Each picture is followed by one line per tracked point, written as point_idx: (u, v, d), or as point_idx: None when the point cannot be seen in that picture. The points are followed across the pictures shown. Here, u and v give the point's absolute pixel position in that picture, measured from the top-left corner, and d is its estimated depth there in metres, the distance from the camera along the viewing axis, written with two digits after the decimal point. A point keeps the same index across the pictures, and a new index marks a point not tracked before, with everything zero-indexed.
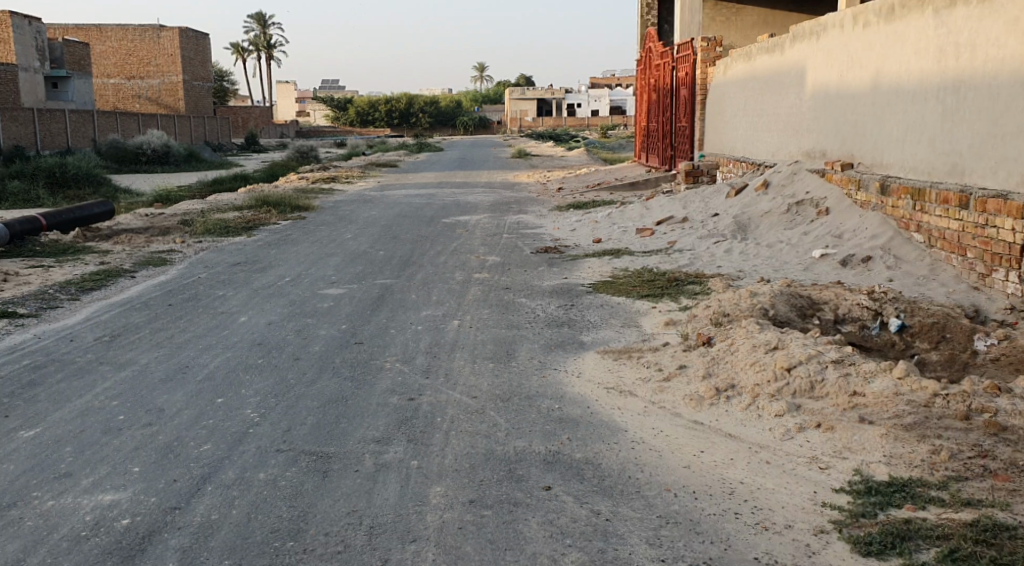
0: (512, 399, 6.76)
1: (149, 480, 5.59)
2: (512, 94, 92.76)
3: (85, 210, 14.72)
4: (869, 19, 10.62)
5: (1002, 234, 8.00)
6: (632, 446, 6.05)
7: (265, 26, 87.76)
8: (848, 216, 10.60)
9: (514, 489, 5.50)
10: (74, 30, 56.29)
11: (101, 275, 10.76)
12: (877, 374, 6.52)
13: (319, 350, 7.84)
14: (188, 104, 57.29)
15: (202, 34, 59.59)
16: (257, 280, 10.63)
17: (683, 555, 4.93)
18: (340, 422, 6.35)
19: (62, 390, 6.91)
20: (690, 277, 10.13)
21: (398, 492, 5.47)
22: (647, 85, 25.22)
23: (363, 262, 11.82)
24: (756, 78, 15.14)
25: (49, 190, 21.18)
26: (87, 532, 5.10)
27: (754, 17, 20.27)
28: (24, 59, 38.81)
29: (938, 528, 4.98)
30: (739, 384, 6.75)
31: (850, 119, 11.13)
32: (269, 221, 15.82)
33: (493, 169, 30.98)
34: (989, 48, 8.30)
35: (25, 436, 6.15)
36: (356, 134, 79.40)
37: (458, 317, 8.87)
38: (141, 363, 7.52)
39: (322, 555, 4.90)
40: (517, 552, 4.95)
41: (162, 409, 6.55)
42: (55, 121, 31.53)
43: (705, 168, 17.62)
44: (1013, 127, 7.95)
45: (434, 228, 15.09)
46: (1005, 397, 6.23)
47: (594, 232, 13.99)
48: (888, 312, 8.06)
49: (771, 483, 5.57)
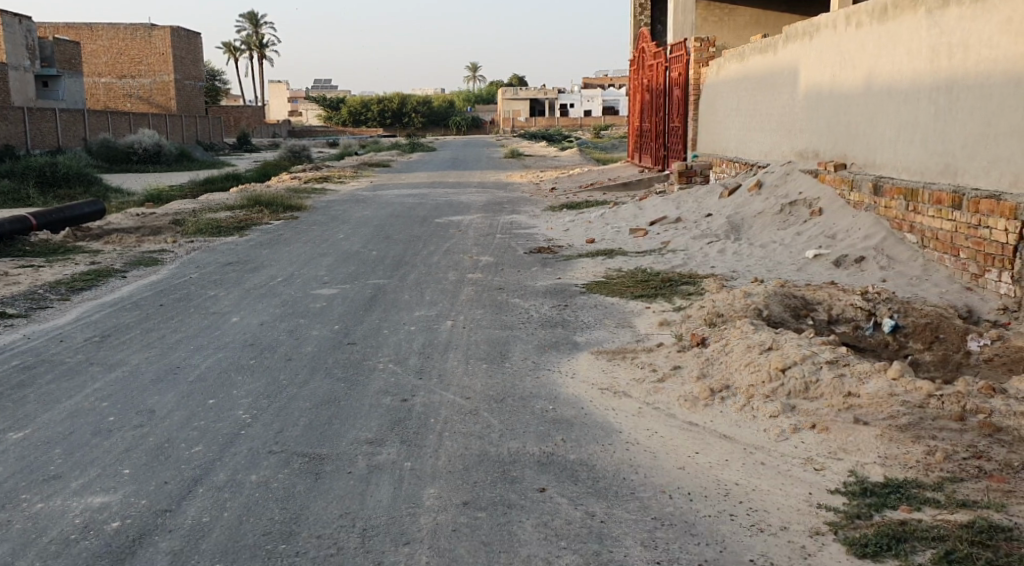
0: (506, 399, 6.73)
1: (139, 481, 5.54)
2: (506, 94, 94.40)
3: (76, 210, 14.59)
4: (861, 18, 10.61)
5: (994, 234, 7.99)
6: (626, 447, 6.02)
7: (258, 25, 87.57)
8: (841, 216, 10.60)
9: (508, 491, 5.47)
10: (65, 28, 55.73)
11: (92, 274, 10.70)
12: (873, 375, 6.50)
13: (312, 351, 7.79)
14: (181, 104, 57.19)
15: (195, 33, 59.40)
16: (250, 281, 10.57)
17: (679, 557, 4.90)
18: (333, 422, 6.32)
19: (52, 391, 6.86)
20: (685, 277, 10.10)
21: (392, 494, 5.43)
22: (640, 85, 25.21)
23: (356, 262, 11.79)
24: (750, 78, 15.09)
25: (40, 190, 21.03)
26: (76, 535, 5.05)
27: (747, 16, 20.07)
28: (14, 57, 38.45)
29: (934, 529, 4.96)
30: (735, 384, 6.73)
31: (844, 120, 11.10)
32: (261, 221, 15.73)
33: (487, 169, 31.02)
34: (982, 48, 8.30)
35: (15, 437, 6.11)
36: (348, 134, 79.42)
37: (451, 318, 8.82)
38: (131, 363, 7.46)
39: (315, 558, 4.87)
40: (512, 555, 4.92)
41: (153, 410, 6.49)
42: (47, 120, 31.30)
43: (699, 168, 17.55)
44: (1006, 127, 7.96)
45: (427, 228, 15.04)
46: (1000, 398, 6.22)
47: (587, 232, 13.99)
48: (881, 312, 8.02)
49: (766, 484, 5.55)
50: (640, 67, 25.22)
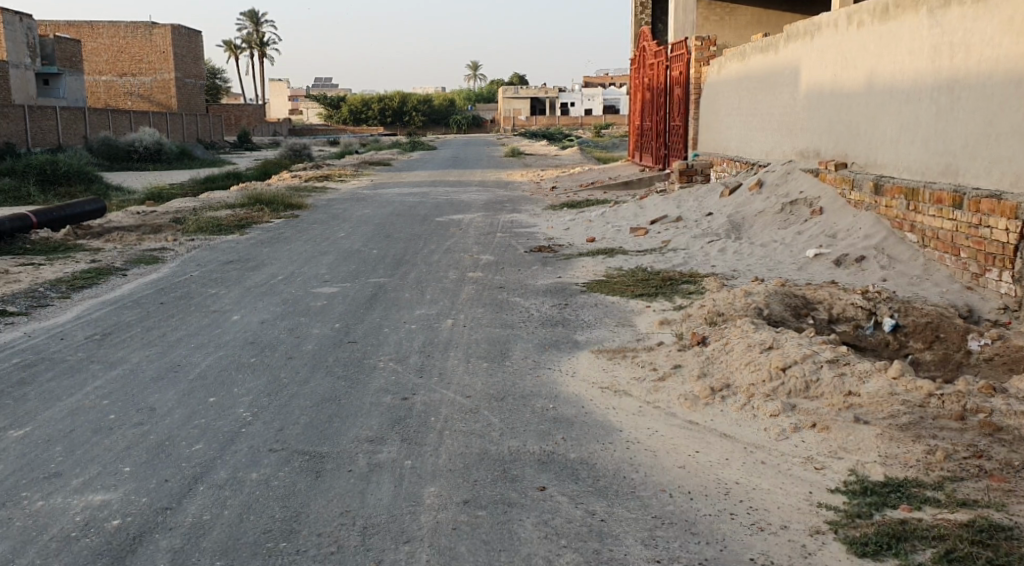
0: (507, 399, 6.72)
1: (140, 479, 5.54)
2: (506, 94, 94.31)
3: (77, 208, 14.61)
4: (862, 18, 10.61)
5: (994, 234, 7.98)
6: (626, 446, 6.02)
7: (258, 24, 87.51)
8: (841, 216, 10.60)
9: (508, 490, 5.47)
10: (66, 27, 55.61)
11: (93, 273, 10.68)
12: (873, 374, 6.50)
13: (311, 349, 7.77)
14: (181, 103, 57.18)
15: (195, 31, 59.44)
16: (250, 279, 10.54)
17: (678, 556, 4.91)
18: (332, 421, 6.31)
19: (52, 389, 6.86)
20: (686, 277, 10.09)
21: (392, 492, 5.43)
22: (640, 85, 25.18)
23: (356, 261, 11.75)
24: (750, 78, 15.11)
25: (40, 188, 21.05)
26: (77, 532, 5.06)
27: (747, 16, 20.05)
28: (13, 55, 38.45)
29: (934, 528, 4.97)
30: (735, 384, 6.72)
31: (845, 120, 11.11)
32: (262, 220, 15.65)
33: (488, 169, 30.19)
34: (982, 48, 8.31)
35: (15, 435, 6.11)
36: (347, 132, 79.22)
37: (451, 317, 8.80)
38: (131, 361, 7.46)
39: (316, 556, 4.87)
40: (512, 553, 4.92)
41: (153, 408, 6.49)
42: (47, 118, 31.23)
43: (699, 168, 17.55)
44: (1007, 127, 7.96)
45: (428, 227, 14.99)
46: (1000, 398, 6.22)
47: (587, 231, 13.94)
48: (882, 312, 8.02)
49: (767, 483, 5.55)
50: (640, 67, 25.19)
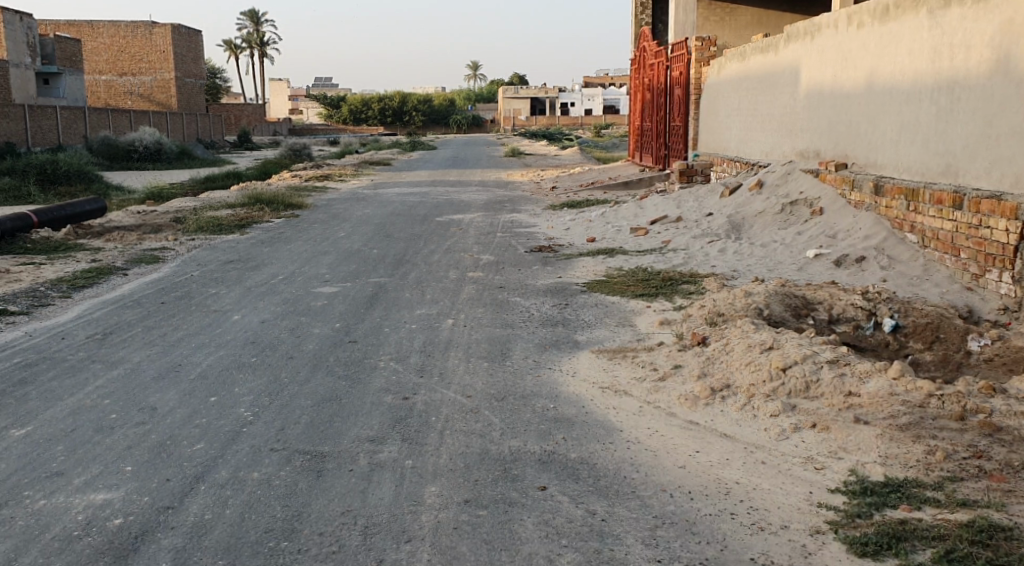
0: (507, 398, 6.73)
1: (141, 479, 5.55)
2: (506, 93, 94.69)
3: (77, 207, 14.63)
4: (863, 19, 10.63)
5: (994, 234, 8.00)
6: (627, 446, 6.04)
7: (259, 23, 87.60)
8: (841, 216, 10.61)
9: (508, 489, 5.48)
10: (66, 26, 55.67)
11: (93, 273, 10.69)
12: (873, 374, 6.52)
13: (312, 349, 7.79)
14: (181, 102, 57.20)
15: (195, 31, 59.48)
16: (250, 279, 10.54)
17: (679, 556, 4.92)
18: (333, 421, 6.32)
19: (53, 389, 6.86)
20: (685, 277, 10.11)
21: (394, 492, 5.44)
22: (641, 84, 25.20)
23: (357, 261, 11.74)
24: (750, 78, 15.15)
25: (41, 187, 21.08)
26: (79, 532, 5.07)
27: (748, 16, 20.07)
28: (13, 55, 38.40)
29: (934, 528, 4.98)
30: (735, 384, 6.74)
31: (844, 120, 11.14)
32: (263, 220, 15.66)
33: (488, 169, 30.26)
34: (982, 49, 8.32)
35: (17, 434, 6.12)
36: (348, 131, 79.52)
37: (452, 317, 8.81)
38: (132, 361, 7.47)
39: (317, 555, 4.88)
40: (512, 552, 4.94)
41: (154, 407, 6.51)
42: (48, 117, 31.22)
43: (699, 168, 17.66)
44: (1007, 127, 7.97)
45: (428, 227, 14.99)
46: (999, 398, 6.24)
47: (587, 231, 13.95)
48: (882, 312, 8.03)
49: (767, 483, 5.57)
50: (641, 67, 25.24)
